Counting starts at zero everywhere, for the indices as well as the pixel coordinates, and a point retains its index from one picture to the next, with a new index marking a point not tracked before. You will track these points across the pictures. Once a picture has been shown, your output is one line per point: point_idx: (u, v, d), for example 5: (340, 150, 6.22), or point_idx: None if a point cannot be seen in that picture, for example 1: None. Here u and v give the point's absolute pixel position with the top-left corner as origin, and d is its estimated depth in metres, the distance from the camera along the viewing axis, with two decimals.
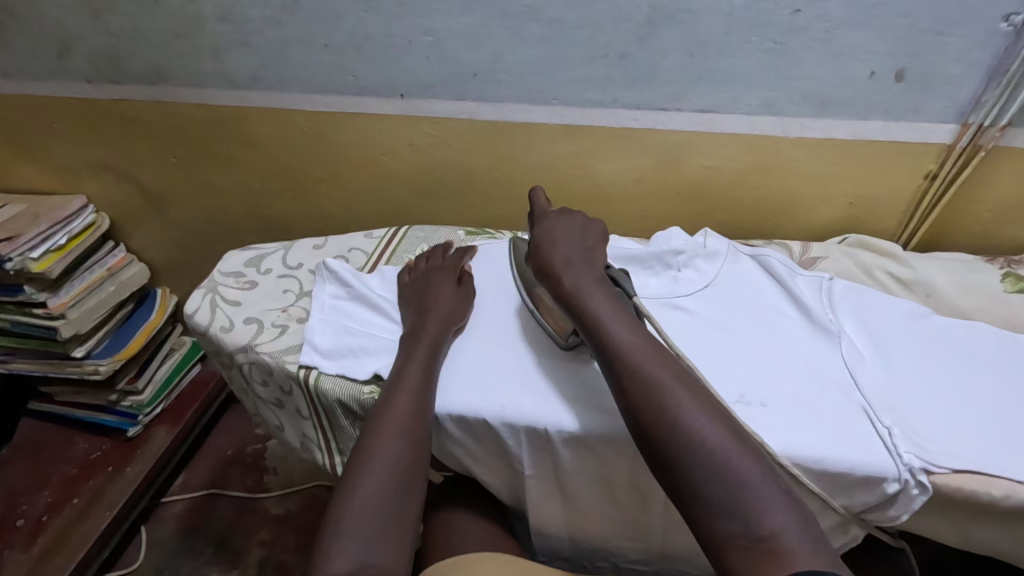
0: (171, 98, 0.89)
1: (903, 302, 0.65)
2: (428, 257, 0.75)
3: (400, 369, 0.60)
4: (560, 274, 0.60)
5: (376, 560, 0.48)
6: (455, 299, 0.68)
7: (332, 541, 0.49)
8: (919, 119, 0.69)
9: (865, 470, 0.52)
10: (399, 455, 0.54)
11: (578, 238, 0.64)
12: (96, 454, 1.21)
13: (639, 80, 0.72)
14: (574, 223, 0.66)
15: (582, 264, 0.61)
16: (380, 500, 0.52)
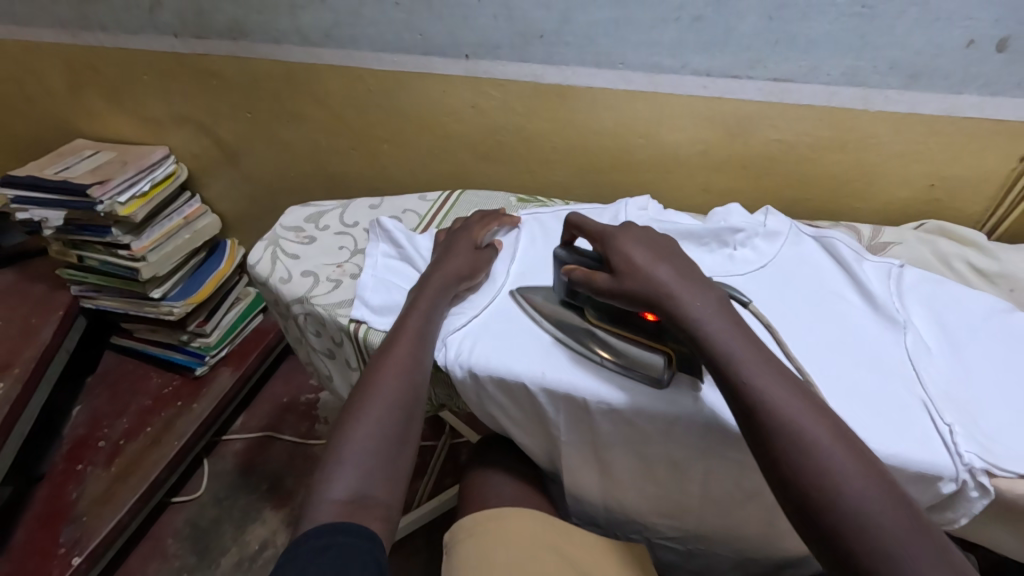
0: (249, 53, 0.93)
1: (982, 297, 0.61)
2: (467, 219, 0.76)
3: (401, 318, 0.63)
4: (680, 304, 0.50)
5: (372, 490, 0.53)
6: (468, 258, 0.68)
7: (331, 466, 0.53)
8: (1021, 94, 0.63)
9: (923, 466, 0.49)
10: (399, 394, 0.58)
11: (661, 249, 0.55)
12: (168, 389, 1.31)
13: (711, 45, 0.69)
14: (643, 233, 0.57)
15: (721, 312, 0.50)
16: (378, 435, 0.55)
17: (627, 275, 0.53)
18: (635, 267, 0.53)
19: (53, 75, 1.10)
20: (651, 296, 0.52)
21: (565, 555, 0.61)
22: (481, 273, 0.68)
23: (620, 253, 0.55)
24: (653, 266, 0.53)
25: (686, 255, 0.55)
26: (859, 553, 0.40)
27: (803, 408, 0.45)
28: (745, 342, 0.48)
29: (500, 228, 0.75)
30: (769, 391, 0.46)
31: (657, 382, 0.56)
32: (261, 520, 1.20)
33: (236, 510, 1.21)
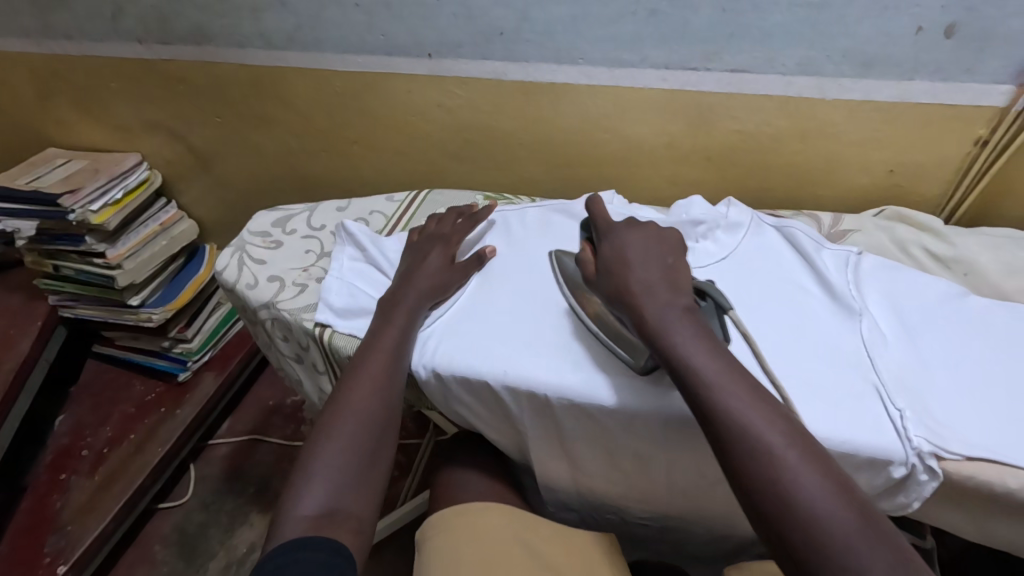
0: (213, 58, 0.93)
1: (938, 282, 0.61)
2: (441, 221, 0.75)
3: (376, 334, 0.63)
4: (640, 303, 0.53)
5: (342, 505, 0.53)
6: (444, 270, 0.68)
7: (302, 482, 0.54)
8: (973, 79, 0.64)
9: (872, 452, 0.50)
10: (372, 412, 0.59)
11: (657, 255, 0.57)
12: (151, 396, 1.30)
13: (668, 39, 0.69)
14: (647, 233, 0.59)
15: (666, 293, 0.53)
16: (350, 450, 0.56)
17: (604, 273, 0.57)
18: (613, 269, 0.57)
19: (20, 84, 1.09)
20: (615, 294, 0.55)
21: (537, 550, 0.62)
22: (453, 288, 0.67)
23: (612, 253, 0.58)
24: (616, 237, 0.59)
25: (681, 260, 0.57)
26: (788, 526, 0.40)
27: (746, 401, 0.45)
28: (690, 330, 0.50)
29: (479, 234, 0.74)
30: (716, 387, 0.46)
31: (636, 370, 0.56)
32: (248, 523, 1.20)
33: (223, 515, 1.22)
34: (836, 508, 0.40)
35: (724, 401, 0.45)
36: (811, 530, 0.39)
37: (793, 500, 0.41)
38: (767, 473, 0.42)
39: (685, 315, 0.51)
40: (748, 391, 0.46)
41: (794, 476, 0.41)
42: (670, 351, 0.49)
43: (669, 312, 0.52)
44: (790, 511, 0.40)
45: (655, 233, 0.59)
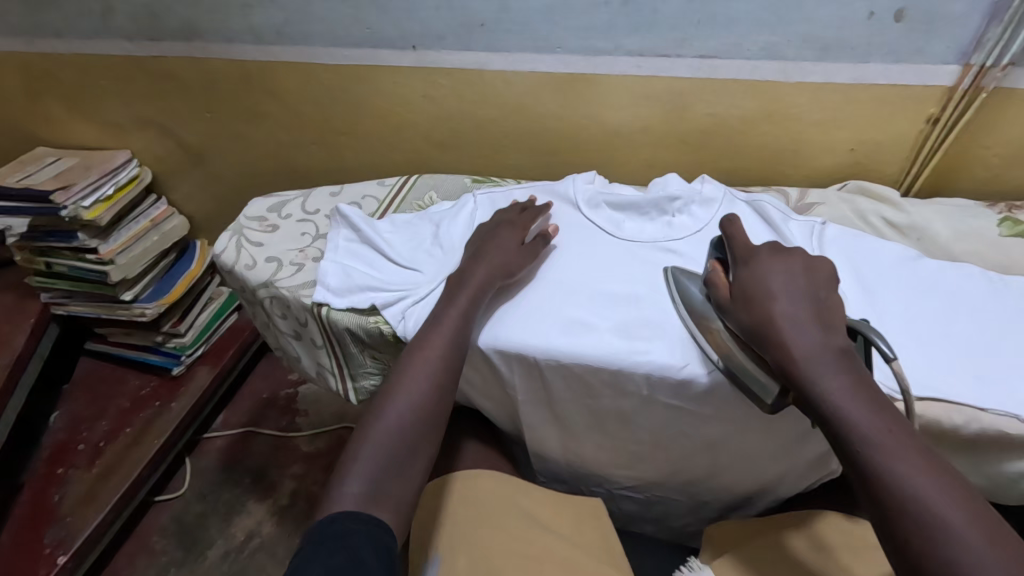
0: (203, 54, 0.95)
1: (896, 245, 0.65)
2: (507, 210, 0.74)
3: (435, 318, 0.63)
4: (785, 339, 0.51)
5: (384, 487, 0.54)
6: (512, 255, 0.67)
7: (349, 461, 0.56)
8: (922, 60, 0.68)
9: None
10: (423, 401, 0.59)
11: (803, 286, 0.54)
12: (146, 390, 1.32)
13: (640, 27, 0.73)
14: (794, 264, 0.56)
15: (809, 321, 0.52)
16: (398, 436, 0.57)
17: (741, 301, 0.55)
18: (751, 298, 0.54)
19: (9, 84, 1.10)
20: (757, 326, 0.53)
21: (527, 512, 0.67)
22: (518, 272, 0.66)
23: (751, 281, 0.55)
24: (758, 264, 0.57)
25: (834, 295, 0.54)
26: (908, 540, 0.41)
27: (863, 403, 0.47)
28: (826, 350, 0.50)
29: (543, 220, 0.72)
30: (828, 386, 0.48)
31: (766, 407, 0.54)
32: (246, 511, 1.23)
33: (221, 504, 1.24)
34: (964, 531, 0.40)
35: (839, 401, 0.47)
36: (926, 528, 0.41)
37: (912, 516, 0.42)
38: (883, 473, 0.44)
39: (808, 322, 0.52)
40: (867, 393, 0.47)
41: (909, 476, 0.43)
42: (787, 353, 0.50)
43: (795, 320, 0.52)
44: (906, 510, 0.42)
45: (802, 265, 0.56)
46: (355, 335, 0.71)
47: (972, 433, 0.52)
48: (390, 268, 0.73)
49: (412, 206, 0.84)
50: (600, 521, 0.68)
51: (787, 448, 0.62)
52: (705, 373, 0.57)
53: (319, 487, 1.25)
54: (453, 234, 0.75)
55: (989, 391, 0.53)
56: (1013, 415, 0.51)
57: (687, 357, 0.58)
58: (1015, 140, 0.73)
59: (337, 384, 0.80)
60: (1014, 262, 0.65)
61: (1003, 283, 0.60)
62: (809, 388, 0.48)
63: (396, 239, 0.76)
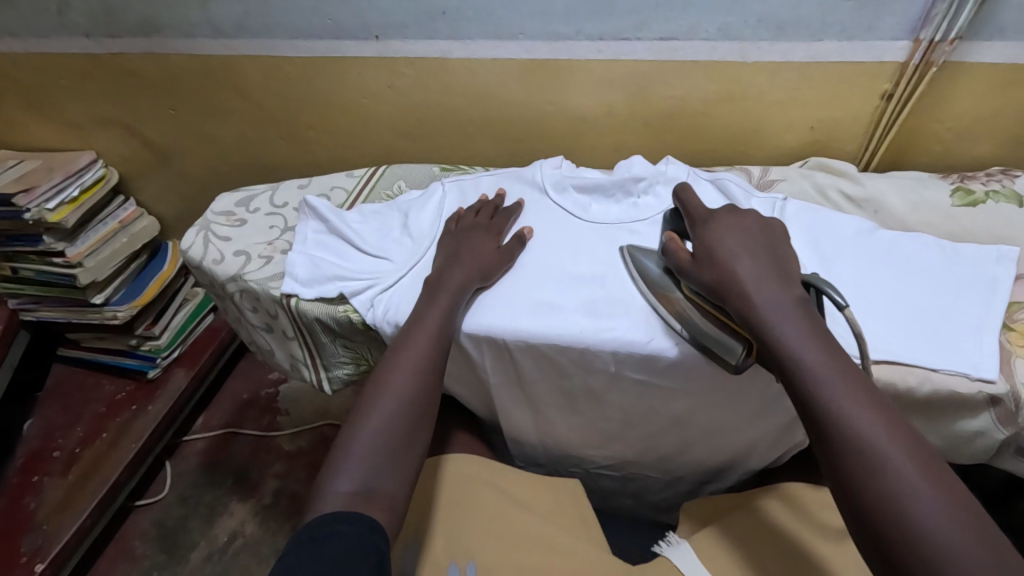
0: (164, 50, 0.94)
1: (853, 218, 0.66)
2: (478, 213, 0.73)
3: (420, 312, 0.62)
4: (748, 294, 0.51)
5: (377, 484, 0.52)
6: (492, 254, 0.67)
7: (339, 461, 0.53)
8: (873, 37, 0.70)
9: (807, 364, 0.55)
10: (413, 394, 0.57)
11: (758, 242, 0.56)
12: (121, 395, 1.31)
13: (600, 11, 0.73)
14: (749, 222, 0.57)
15: (767, 272, 0.53)
16: (390, 432, 0.55)
17: (705, 258, 0.55)
18: (714, 256, 0.55)
19: None
20: (718, 281, 0.53)
21: (504, 492, 0.67)
22: (499, 271, 0.66)
23: (710, 240, 0.56)
24: (714, 224, 0.58)
25: (789, 252, 0.55)
26: (857, 479, 0.43)
27: (823, 354, 0.47)
28: (798, 317, 0.49)
29: (514, 218, 0.73)
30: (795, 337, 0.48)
31: (732, 368, 0.55)
32: (228, 512, 1.22)
33: (202, 506, 1.23)
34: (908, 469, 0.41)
35: (804, 352, 0.47)
36: (848, 433, 0.44)
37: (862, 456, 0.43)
38: (842, 419, 0.44)
39: (773, 279, 0.52)
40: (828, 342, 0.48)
41: (866, 423, 0.44)
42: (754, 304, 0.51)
43: (760, 278, 0.52)
44: (844, 431, 0.44)
45: (756, 223, 0.58)
46: (325, 324, 0.71)
47: (926, 394, 0.54)
48: (359, 259, 0.73)
49: (381, 196, 0.84)
50: (579, 501, 0.67)
51: (754, 419, 0.64)
52: (669, 347, 0.58)
53: (302, 484, 1.24)
54: (421, 223, 0.75)
55: (941, 352, 0.54)
56: (964, 372, 0.53)
57: (652, 332, 0.59)
58: (966, 113, 0.75)
59: (310, 375, 0.80)
60: (966, 230, 0.66)
61: (955, 249, 0.62)
62: (771, 337, 0.49)
63: (365, 230, 0.76)
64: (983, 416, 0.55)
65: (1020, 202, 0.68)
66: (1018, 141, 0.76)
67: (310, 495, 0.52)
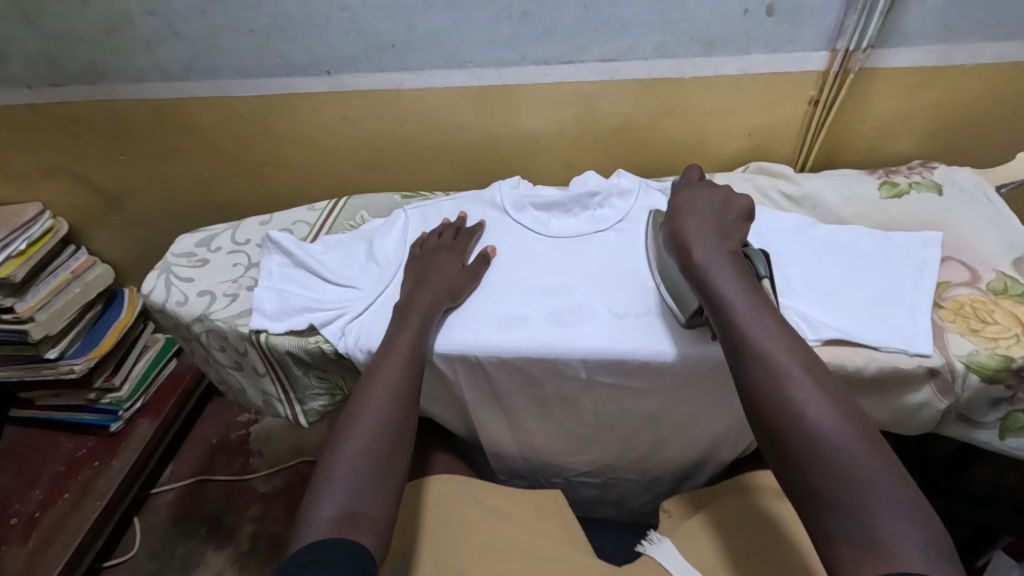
0: (111, 95, 0.93)
1: (795, 215, 0.71)
2: (441, 234, 0.75)
3: (393, 334, 0.63)
4: (689, 243, 0.59)
5: (362, 507, 0.52)
6: (457, 275, 0.69)
7: (322, 487, 0.53)
8: (795, 49, 0.76)
9: None
10: (389, 415, 0.58)
11: (714, 213, 0.62)
12: (82, 451, 1.25)
13: (543, 36, 0.77)
14: (715, 194, 0.64)
15: (711, 227, 0.60)
16: (370, 453, 0.55)
17: (670, 217, 0.64)
18: (674, 216, 0.63)
19: None
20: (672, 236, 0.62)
21: (488, 508, 0.68)
22: (466, 290, 0.68)
23: (677, 207, 0.64)
24: (688, 192, 0.66)
25: (738, 221, 0.62)
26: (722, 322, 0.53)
27: (708, 242, 0.59)
28: (699, 222, 0.61)
29: (476, 238, 0.74)
30: (767, 346, 0.50)
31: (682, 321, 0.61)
32: (205, 563, 1.17)
33: (176, 560, 1.18)
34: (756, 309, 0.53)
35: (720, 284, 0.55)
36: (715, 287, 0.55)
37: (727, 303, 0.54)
38: (757, 353, 0.50)
39: (703, 218, 0.62)
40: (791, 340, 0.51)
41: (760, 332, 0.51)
42: (724, 302, 0.54)
43: (740, 286, 0.54)
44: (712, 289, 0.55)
45: (719, 195, 0.64)
46: (296, 357, 0.71)
47: (873, 372, 0.58)
48: (326, 290, 0.73)
49: (344, 227, 0.85)
50: (562, 510, 0.69)
51: (721, 413, 0.66)
52: (635, 350, 0.61)
53: (281, 526, 1.21)
54: (386, 250, 0.76)
55: (882, 333, 0.58)
56: (903, 349, 0.57)
57: (616, 339, 0.62)
58: (885, 114, 0.82)
59: (285, 410, 0.79)
60: (895, 219, 0.72)
61: (887, 238, 0.67)
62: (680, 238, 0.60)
63: (330, 260, 0.77)
64: (925, 388, 0.58)
65: (939, 190, 0.74)
66: (934, 135, 0.83)
67: (293, 524, 0.52)
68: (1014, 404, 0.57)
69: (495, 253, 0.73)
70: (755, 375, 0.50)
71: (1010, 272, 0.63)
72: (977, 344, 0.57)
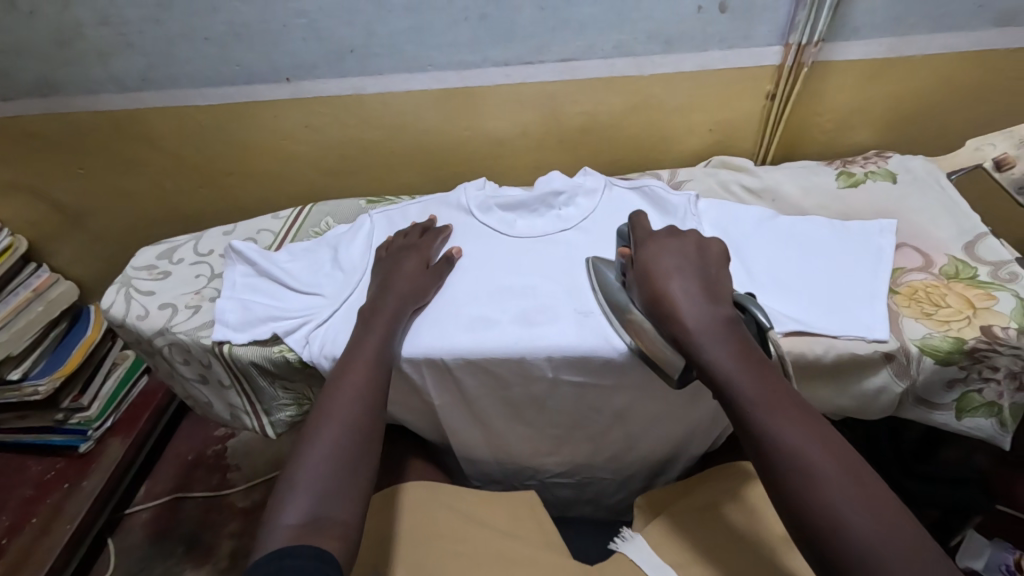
0: (66, 108, 0.91)
1: (756, 208, 0.72)
2: (406, 235, 0.75)
3: (359, 339, 0.62)
4: (671, 297, 0.55)
5: (327, 511, 0.52)
6: (422, 277, 0.68)
7: (285, 494, 0.53)
8: (750, 45, 0.77)
9: None
10: (356, 419, 0.57)
11: (693, 262, 0.59)
12: (50, 474, 1.22)
13: (502, 38, 0.77)
14: (686, 243, 0.61)
15: (691, 275, 0.57)
16: (335, 459, 0.54)
17: (637, 266, 0.60)
18: (642, 264, 0.60)
19: None
20: (652, 290, 0.57)
21: (462, 513, 0.67)
22: (431, 292, 0.68)
23: (648, 258, 0.60)
24: (652, 241, 0.62)
25: (721, 273, 0.59)
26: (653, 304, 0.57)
27: (652, 241, 0.62)
28: (668, 259, 0.59)
29: (442, 240, 0.74)
30: (696, 331, 0.53)
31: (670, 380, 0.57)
32: None
33: None
34: (680, 286, 0.56)
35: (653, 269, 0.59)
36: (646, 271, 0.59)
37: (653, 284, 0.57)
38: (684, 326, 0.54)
39: (677, 262, 0.59)
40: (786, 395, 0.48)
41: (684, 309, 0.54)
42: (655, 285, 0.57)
43: (728, 343, 0.51)
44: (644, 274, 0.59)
45: (693, 243, 0.61)
46: (261, 367, 0.70)
47: (833, 359, 0.58)
48: (290, 299, 0.72)
49: (309, 234, 0.84)
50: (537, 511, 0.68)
51: (689, 407, 0.67)
52: (600, 346, 0.61)
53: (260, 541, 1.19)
54: (351, 255, 0.75)
55: (840, 321, 0.59)
56: (861, 336, 0.58)
57: (581, 335, 0.62)
58: (841, 106, 0.83)
59: (253, 422, 0.78)
60: (853, 208, 0.73)
61: (845, 227, 0.68)
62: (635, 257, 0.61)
63: (294, 268, 0.76)
64: (883, 372, 0.59)
65: (894, 179, 0.76)
66: (889, 126, 0.85)
67: (256, 533, 0.51)
68: (969, 384, 0.58)
69: (460, 254, 0.73)
70: (758, 447, 0.46)
71: (962, 257, 0.65)
72: (930, 327, 0.58)
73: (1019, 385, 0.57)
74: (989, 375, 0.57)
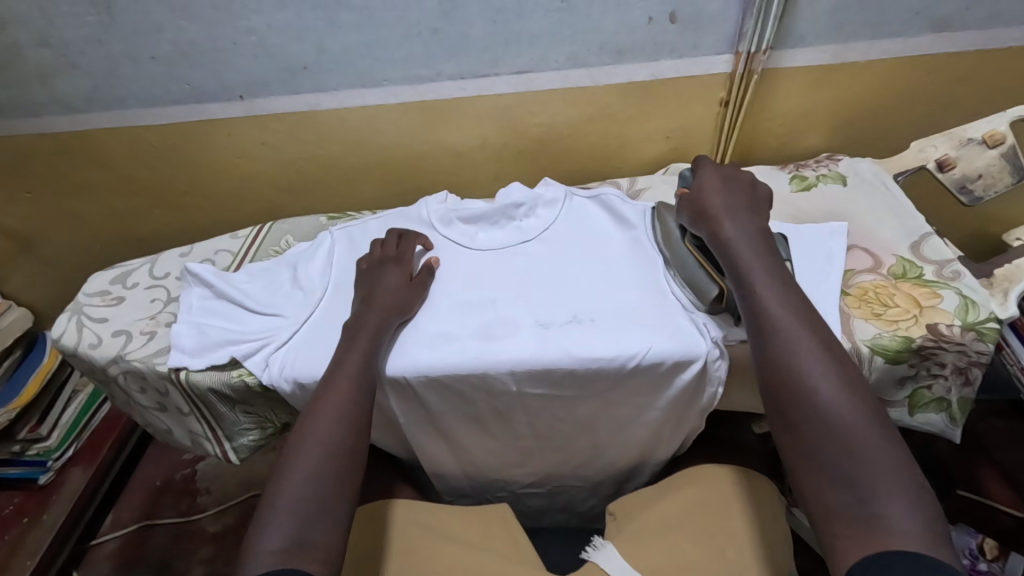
0: (9, 132, 0.88)
1: None
2: (384, 245, 0.73)
3: (341, 354, 0.61)
4: (730, 240, 0.62)
5: (311, 535, 0.51)
6: (406, 290, 0.67)
7: (266, 517, 0.52)
8: (699, 54, 0.78)
9: (680, 348, 0.61)
10: (341, 438, 0.56)
11: (749, 209, 0.65)
12: (8, 508, 1.17)
13: (455, 51, 0.77)
14: (745, 185, 0.67)
15: (750, 225, 0.63)
16: (317, 481, 0.53)
17: (699, 208, 0.65)
18: (705, 207, 0.65)
19: None
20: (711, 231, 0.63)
21: (432, 529, 0.66)
22: (413, 305, 0.67)
23: (704, 198, 0.66)
24: (709, 184, 0.67)
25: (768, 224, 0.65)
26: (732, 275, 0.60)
27: (723, 201, 0.65)
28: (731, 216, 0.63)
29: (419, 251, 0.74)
30: (779, 323, 0.55)
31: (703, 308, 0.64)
32: None
33: None
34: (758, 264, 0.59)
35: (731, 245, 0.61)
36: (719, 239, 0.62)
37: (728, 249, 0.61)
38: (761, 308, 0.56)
39: (739, 218, 0.63)
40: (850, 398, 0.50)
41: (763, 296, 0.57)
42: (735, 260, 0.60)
43: (788, 311, 0.55)
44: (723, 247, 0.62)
45: (748, 186, 0.67)
46: (219, 392, 0.69)
47: None
48: (248, 321, 0.71)
49: (268, 253, 0.83)
50: (509, 523, 0.68)
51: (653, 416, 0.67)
52: (561, 359, 0.61)
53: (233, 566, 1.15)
54: (311, 274, 0.74)
55: None
56: None
57: (541, 348, 0.62)
58: (791, 111, 0.85)
59: (214, 449, 0.76)
60: (803, 211, 0.75)
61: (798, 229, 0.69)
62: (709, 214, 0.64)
63: (253, 289, 0.74)
64: None
65: (844, 181, 0.78)
66: (839, 129, 0.88)
67: (238, 556, 0.51)
68: (919, 380, 0.61)
69: (438, 266, 0.72)
70: (816, 430, 0.49)
71: (909, 257, 0.67)
72: (880, 328, 0.59)
73: (965, 380, 0.60)
74: (937, 372, 0.60)
